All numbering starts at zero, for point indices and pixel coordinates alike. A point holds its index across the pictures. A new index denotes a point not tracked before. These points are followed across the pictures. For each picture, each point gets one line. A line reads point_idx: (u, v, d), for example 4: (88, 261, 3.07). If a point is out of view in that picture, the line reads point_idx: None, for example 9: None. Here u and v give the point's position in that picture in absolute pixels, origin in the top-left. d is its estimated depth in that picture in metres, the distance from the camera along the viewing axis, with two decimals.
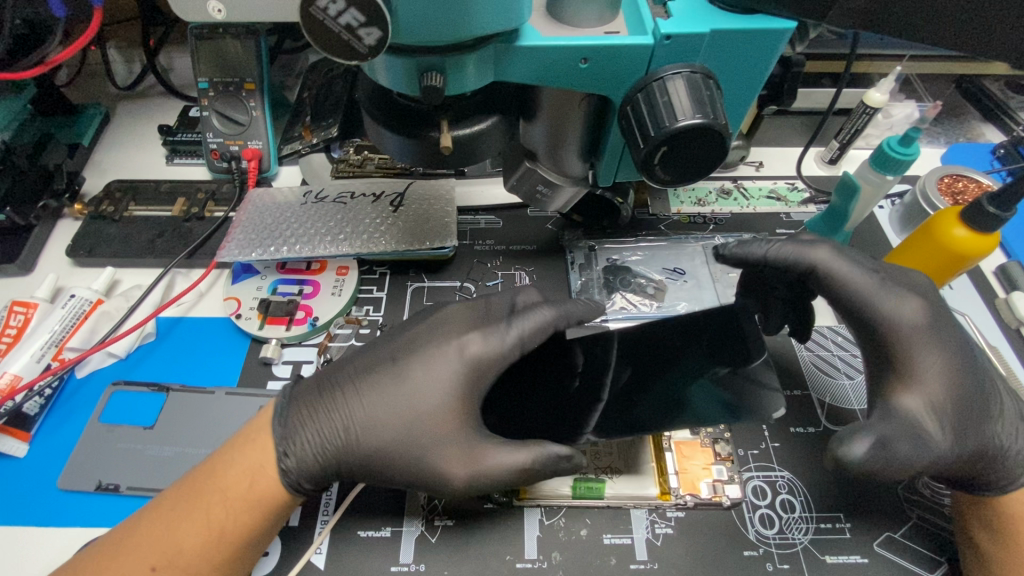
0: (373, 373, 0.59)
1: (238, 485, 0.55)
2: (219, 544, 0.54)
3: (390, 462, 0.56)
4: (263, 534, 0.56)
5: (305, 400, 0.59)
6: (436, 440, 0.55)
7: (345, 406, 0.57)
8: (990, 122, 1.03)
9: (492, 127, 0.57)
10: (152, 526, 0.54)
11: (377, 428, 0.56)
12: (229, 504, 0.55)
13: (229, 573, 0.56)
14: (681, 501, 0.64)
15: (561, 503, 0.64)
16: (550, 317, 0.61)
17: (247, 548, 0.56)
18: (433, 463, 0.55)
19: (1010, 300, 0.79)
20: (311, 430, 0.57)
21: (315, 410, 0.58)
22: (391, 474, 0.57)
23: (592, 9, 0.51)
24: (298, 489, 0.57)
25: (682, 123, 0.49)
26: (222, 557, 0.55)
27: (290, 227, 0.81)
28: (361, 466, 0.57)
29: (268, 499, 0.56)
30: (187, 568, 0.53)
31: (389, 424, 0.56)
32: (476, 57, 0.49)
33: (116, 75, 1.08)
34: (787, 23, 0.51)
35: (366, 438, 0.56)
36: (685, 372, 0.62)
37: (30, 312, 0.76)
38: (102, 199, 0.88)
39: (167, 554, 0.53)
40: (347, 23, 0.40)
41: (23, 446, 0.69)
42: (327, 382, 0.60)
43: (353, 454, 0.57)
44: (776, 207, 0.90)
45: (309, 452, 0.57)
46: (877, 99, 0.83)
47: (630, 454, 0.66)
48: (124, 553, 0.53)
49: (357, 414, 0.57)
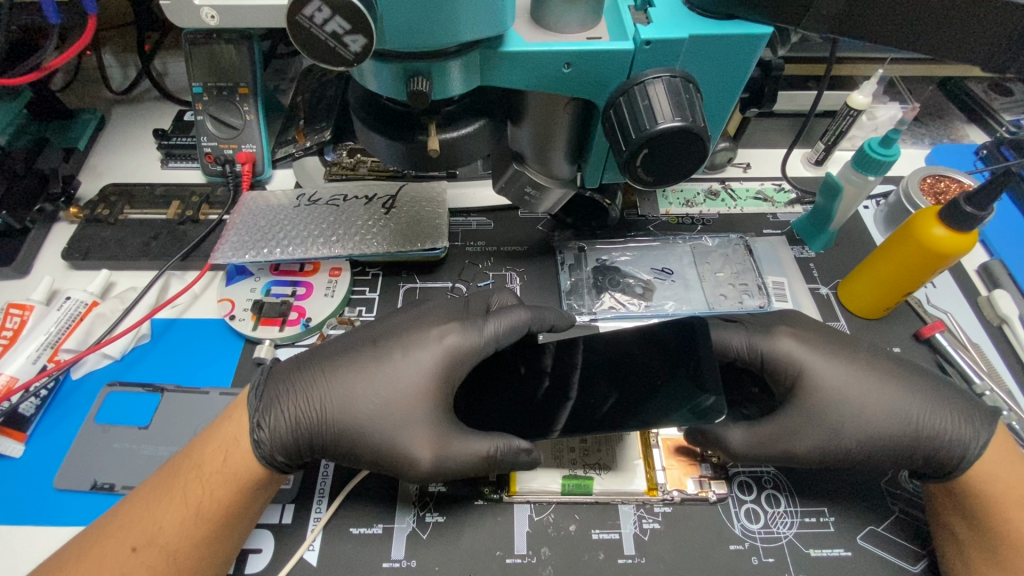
0: (354, 353, 0.62)
1: (216, 461, 0.57)
2: (197, 522, 0.55)
3: (362, 438, 0.58)
4: (243, 515, 0.57)
5: (283, 377, 0.61)
6: (407, 420, 0.58)
7: (322, 381, 0.60)
8: (974, 123, 1.04)
9: (479, 130, 0.58)
10: (134, 506, 0.56)
11: (352, 406, 0.58)
12: (206, 479, 0.56)
13: (208, 555, 0.56)
14: (668, 496, 0.66)
15: (550, 500, 0.65)
16: (521, 318, 0.66)
17: (227, 529, 0.56)
18: (401, 442, 0.57)
19: (992, 298, 0.81)
20: (286, 402, 0.59)
21: (291, 381, 0.60)
22: (360, 452, 0.59)
23: (574, 16, 0.52)
24: (271, 463, 0.58)
25: (661, 126, 0.50)
26: (202, 536, 0.55)
27: (283, 229, 0.82)
28: (335, 440, 0.59)
29: (245, 476, 0.57)
30: (167, 547, 0.54)
31: (365, 399, 0.59)
32: (460, 63, 0.50)
33: (112, 80, 1.09)
34: (765, 28, 0.53)
35: (342, 415, 0.58)
36: (649, 371, 0.62)
37: (26, 314, 0.77)
38: (98, 203, 0.89)
39: (146, 533, 0.54)
40: (333, 31, 0.41)
41: (19, 446, 0.69)
42: (305, 358, 0.63)
43: (326, 430, 0.59)
44: (762, 208, 0.92)
45: (281, 423, 0.58)
46: (859, 102, 0.85)
47: (618, 451, 0.68)
48: (105, 534, 0.54)
49: (334, 388, 0.59)
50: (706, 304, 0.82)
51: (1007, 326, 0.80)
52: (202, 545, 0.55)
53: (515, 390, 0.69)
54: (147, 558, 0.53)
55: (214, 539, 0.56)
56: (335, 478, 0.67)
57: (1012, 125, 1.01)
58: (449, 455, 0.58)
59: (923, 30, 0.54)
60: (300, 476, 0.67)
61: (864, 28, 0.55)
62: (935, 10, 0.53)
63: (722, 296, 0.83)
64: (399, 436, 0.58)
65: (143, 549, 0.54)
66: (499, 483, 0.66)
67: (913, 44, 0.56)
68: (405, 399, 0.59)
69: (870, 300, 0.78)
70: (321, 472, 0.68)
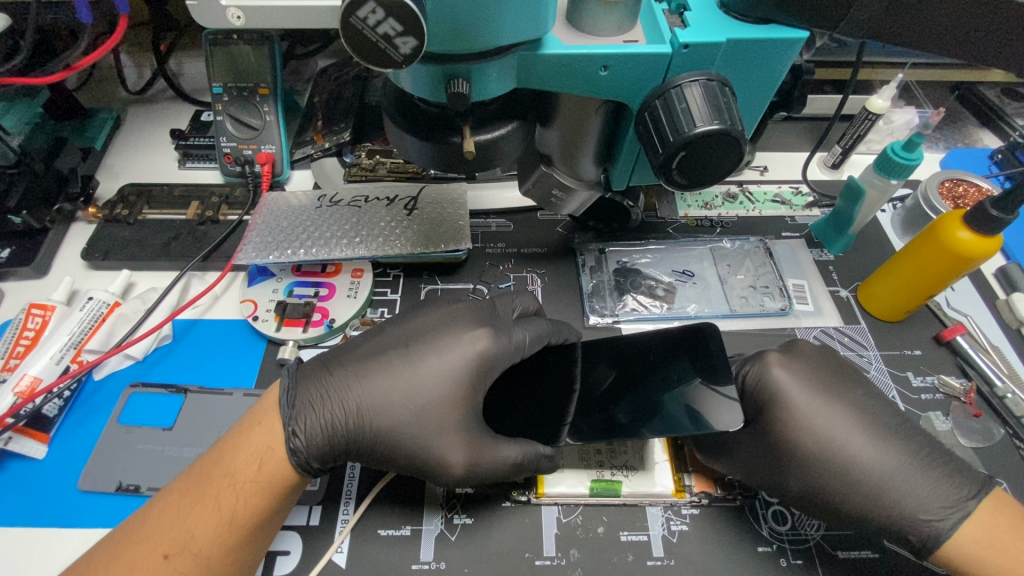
0: (387, 357, 0.61)
1: (249, 468, 0.56)
2: (230, 529, 0.54)
3: (398, 443, 0.58)
4: (275, 518, 0.57)
5: (313, 379, 0.60)
6: (442, 427, 0.58)
7: (355, 385, 0.59)
8: (987, 128, 1.05)
9: (512, 132, 0.58)
10: (164, 513, 0.55)
11: (388, 411, 0.58)
12: (239, 488, 0.55)
13: (240, 561, 0.56)
14: (695, 498, 0.66)
15: (578, 502, 0.65)
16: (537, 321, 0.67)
17: (259, 532, 0.56)
18: (437, 448, 0.58)
19: (1011, 301, 0.81)
20: (319, 408, 0.58)
21: (326, 385, 0.60)
22: (395, 456, 0.59)
23: (612, 19, 0.52)
24: (306, 469, 0.57)
25: (700, 128, 0.50)
26: (236, 542, 0.55)
27: (305, 230, 0.82)
28: (370, 445, 0.59)
29: (278, 483, 0.56)
30: (200, 554, 0.53)
31: (401, 404, 0.59)
32: (500, 65, 0.50)
33: (127, 80, 1.08)
34: (800, 32, 0.53)
35: (378, 420, 0.58)
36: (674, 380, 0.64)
37: (48, 315, 0.76)
38: (116, 203, 0.89)
39: (179, 541, 0.53)
40: (384, 33, 0.41)
41: (42, 447, 0.69)
42: (335, 360, 0.62)
43: (362, 434, 0.58)
44: (781, 211, 0.92)
45: (316, 428, 0.58)
46: (879, 106, 0.84)
47: (645, 453, 0.68)
48: (136, 542, 0.53)
49: (369, 393, 0.59)
50: (729, 308, 0.81)
51: None
52: (235, 550, 0.55)
53: (541, 392, 0.69)
54: (179, 564, 0.53)
55: (246, 543, 0.56)
56: (361, 480, 0.67)
57: None
58: (480, 459, 0.58)
59: (956, 34, 0.55)
60: (327, 478, 0.67)
61: (898, 33, 0.56)
62: (970, 15, 0.53)
63: (742, 299, 0.83)
64: (434, 442, 0.58)
65: (176, 557, 0.53)
66: (526, 485, 0.66)
67: (946, 48, 0.56)
68: (439, 402, 0.59)
69: (891, 304, 0.79)
70: (348, 474, 0.67)
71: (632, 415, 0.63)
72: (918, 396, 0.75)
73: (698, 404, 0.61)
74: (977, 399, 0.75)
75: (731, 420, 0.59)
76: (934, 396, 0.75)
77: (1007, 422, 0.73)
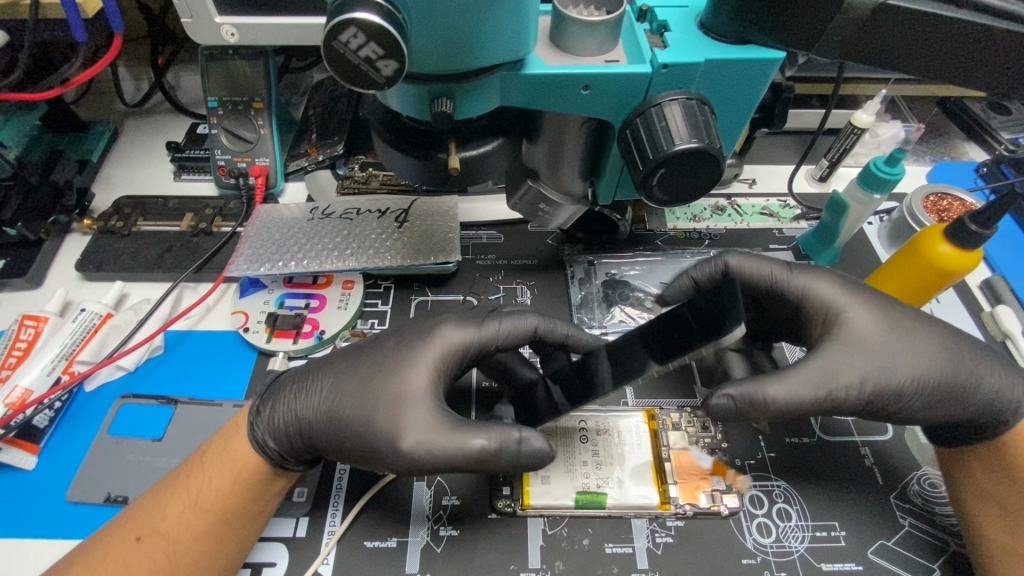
0: (358, 354, 0.63)
1: (224, 462, 0.60)
2: (197, 511, 0.57)
3: (349, 424, 0.59)
4: (250, 518, 0.59)
5: (287, 373, 0.65)
6: (393, 406, 0.58)
7: (319, 373, 0.63)
8: (973, 141, 1.07)
9: (497, 148, 0.59)
10: (144, 499, 0.59)
11: (344, 395, 0.60)
12: (211, 471, 0.59)
13: (207, 551, 0.57)
14: (680, 510, 0.66)
15: (564, 513, 0.66)
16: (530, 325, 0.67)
17: (233, 530, 0.58)
18: (385, 426, 0.57)
19: (996, 313, 0.82)
20: (284, 393, 0.63)
21: (296, 382, 0.63)
22: (347, 440, 0.59)
23: (594, 39, 0.54)
24: (263, 449, 0.60)
25: (678, 147, 0.52)
26: (207, 534, 0.57)
27: (297, 243, 0.83)
28: (324, 430, 0.60)
29: (250, 469, 0.60)
30: (168, 535, 0.56)
31: (357, 388, 0.60)
32: (483, 85, 0.51)
33: (125, 93, 1.10)
34: (777, 53, 0.54)
35: (334, 404, 0.60)
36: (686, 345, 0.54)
37: (41, 326, 0.77)
38: (111, 214, 0.90)
39: (152, 524, 0.57)
40: (366, 56, 0.43)
41: (32, 458, 0.69)
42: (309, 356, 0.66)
43: (319, 418, 0.60)
44: (768, 223, 0.93)
45: (278, 411, 0.61)
46: (864, 119, 0.86)
47: (630, 465, 0.68)
48: (114, 525, 0.57)
49: (335, 388, 0.61)
50: None
51: (1011, 341, 0.81)
52: (206, 544, 0.57)
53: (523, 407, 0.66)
54: (150, 548, 0.56)
55: (217, 538, 0.57)
56: (349, 491, 0.68)
57: (1011, 143, 1.03)
58: (443, 444, 0.56)
59: (929, 55, 0.56)
60: (313, 489, 0.68)
61: (874, 55, 0.57)
62: (942, 37, 0.54)
63: None
64: (398, 432, 0.57)
65: (148, 540, 0.56)
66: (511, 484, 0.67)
67: (918, 70, 0.58)
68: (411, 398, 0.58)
69: None
70: (335, 485, 0.68)
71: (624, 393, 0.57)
72: None
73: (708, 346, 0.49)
74: None
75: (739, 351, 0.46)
76: None
77: None
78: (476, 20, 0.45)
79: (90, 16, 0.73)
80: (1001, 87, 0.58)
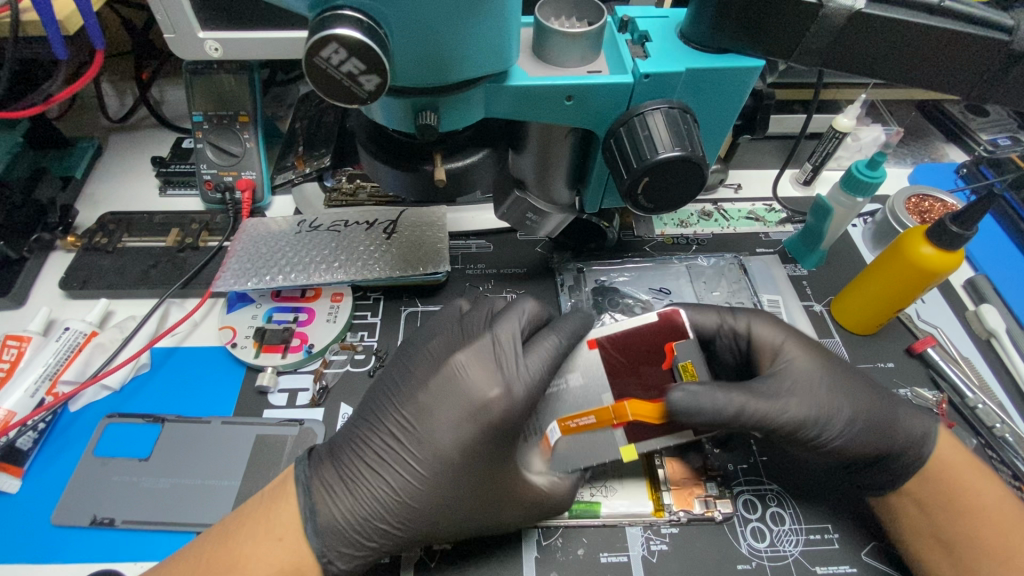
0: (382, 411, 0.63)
1: (244, 541, 0.56)
2: None
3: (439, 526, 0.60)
4: None
5: (324, 472, 0.61)
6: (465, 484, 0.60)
7: (362, 459, 0.61)
8: (952, 143, 1.09)
9: (483, 159, 0.59)
10: None
11: (418, 501, 0.60)
12: (230, 546, 0.56)
13: None
14: (674, 517, 0.66)
15: (558, 523, 0.66)
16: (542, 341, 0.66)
17: None
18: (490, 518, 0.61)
19: (980, 312, 0.83)
20: (342, 495, 0.60)
21: (328, 475, 0.61)
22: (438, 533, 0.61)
23: (575, 51, 0.54)
24: (331, 562, 0.58)
25: (662, 155, 0.52)
26: None
27: (284, 256, 0.82)
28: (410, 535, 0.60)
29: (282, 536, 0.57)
30: None
31: (428, 489, 0.60)
32: (466, 98, 0.52)
33: (109, 109, 1.09)
34: (758, 61, 0.55)
35: (416, 509, 0.60)
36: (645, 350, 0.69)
37: (23, 346, 0.76)
38: (96, 231, 0.89)
39: None
40: (348, 72, 0.43)
41: (15, 481, 0.68)
42: (339, 444, 0.63)
43: (399, 520, 0.60)
44: (755, 227, 0.94)
45: (348, 517, 0.59)
46: (844, 125, 0.87)
47: (622, 472, 0.69)
48: None
49: (379, 497, 0.60)
50: None
51: (996, 340, 0.82)
52: None
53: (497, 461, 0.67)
54: None
55: None
56: None
57: (990, 144, 1.05)
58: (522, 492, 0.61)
59: (908, 61, 0.57)
60: None
61: (851, 63, 0.58)
62: (921, 43, 0.55)
63: None
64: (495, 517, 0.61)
65: None
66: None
67: (895, 76, 0.59)
68: (455, 385, 0.61)
69: (864, 317, 0.80)
70: None
71: (570, 376, 0.70)
72: None
73: (671, 180, 0.55)
74: (949, 411, 0.76)
75: (686, 173, 0.54)
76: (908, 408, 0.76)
77: (979, 433, 0.74)
78: (457, 34, 0.45)
79: (71, 33, 0.72)
80: (976, 91, 0.59)
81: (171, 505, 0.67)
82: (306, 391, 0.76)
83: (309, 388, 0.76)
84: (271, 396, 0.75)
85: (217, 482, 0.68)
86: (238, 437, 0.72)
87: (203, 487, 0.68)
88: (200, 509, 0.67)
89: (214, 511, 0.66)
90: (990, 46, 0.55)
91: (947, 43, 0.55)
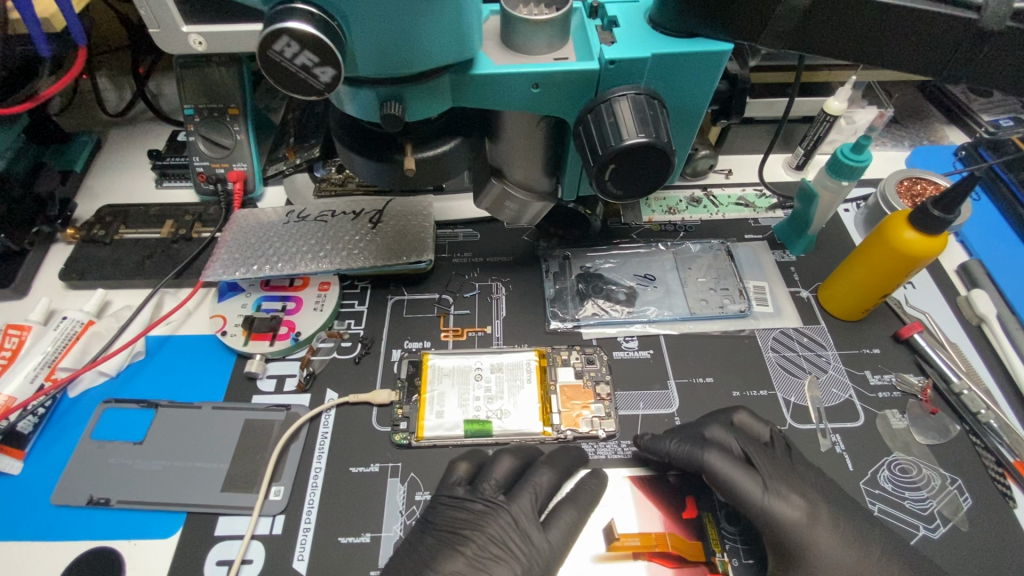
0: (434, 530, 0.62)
1: None
2: None
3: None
4: None
5: None
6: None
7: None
8: (954, 125, 1.06)
9: (454, 149, 0.60)
10: None
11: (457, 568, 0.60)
12: None
13: None
14: (561, 435, 0.72)
15: (454, 443, 0.72)
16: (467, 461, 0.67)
17: None
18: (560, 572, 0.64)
19: (971, 298, 0.82)
20: None
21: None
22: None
23: (542, 38, 0.54)
24: None
25: (627, 142, 0.52)
26: None
27: (273, 246, 0.84)
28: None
29: None
30: None
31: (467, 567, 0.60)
32: (432, 87, 0.52)
33: (107, 102, 1.11)
34: (726, 44, 0.54)
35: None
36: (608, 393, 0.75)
37: (24, 334, 0.79)
38: (93, 223, 0.91)
39: None
40: (303, 64, 0.44)
41: (17, 463, 0.71)
42: None
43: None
44: (744, 213, 0.93)
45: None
46: (836, 107, 0.85)
47: (519, 398, 0.74)
48: None
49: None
50: (688, 308, 0.83)
51: (986, 325, 0.81)
52: None
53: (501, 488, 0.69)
54: None
55: None
56: (324, 489, 0.69)
57: (992, 126, 1.02)
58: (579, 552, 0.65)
59: (875, 44, 0.57)
60: (290, 486, 0.69)
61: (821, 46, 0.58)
62: (885, 20, 0.55)
63: (702, 301, 0.84)
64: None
65: None
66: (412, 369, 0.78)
67: (865, 56, 0.58)
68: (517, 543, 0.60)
69: (849, 303, 0.80)
70: (311, 483, 0.70)
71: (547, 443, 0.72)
72: (873, 394, 0.76)
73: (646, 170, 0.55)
74: (934, 397, 0.76)
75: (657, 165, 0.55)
76: (891, 394, 0.76)
77: (963, 419, 0.74)
78: (416, 26, 0.45)
79: (58, 30, 0.74)
80: (950, 72, 0.58)
81: (162, 487, 0.69)
82: (294, 376, 0.78)
83: (296, 373, 0.78)
84: (261, 381, 0.77)
85: (206, 465, 0.71)
86: (228, 421, 0.74)
87: (191, 469, 0.71)
88: (190, 489, 0.69)
89: (204, 493, 0.69)
90: (955, 25, 0.54)
91: (917, 23, 0.54)
